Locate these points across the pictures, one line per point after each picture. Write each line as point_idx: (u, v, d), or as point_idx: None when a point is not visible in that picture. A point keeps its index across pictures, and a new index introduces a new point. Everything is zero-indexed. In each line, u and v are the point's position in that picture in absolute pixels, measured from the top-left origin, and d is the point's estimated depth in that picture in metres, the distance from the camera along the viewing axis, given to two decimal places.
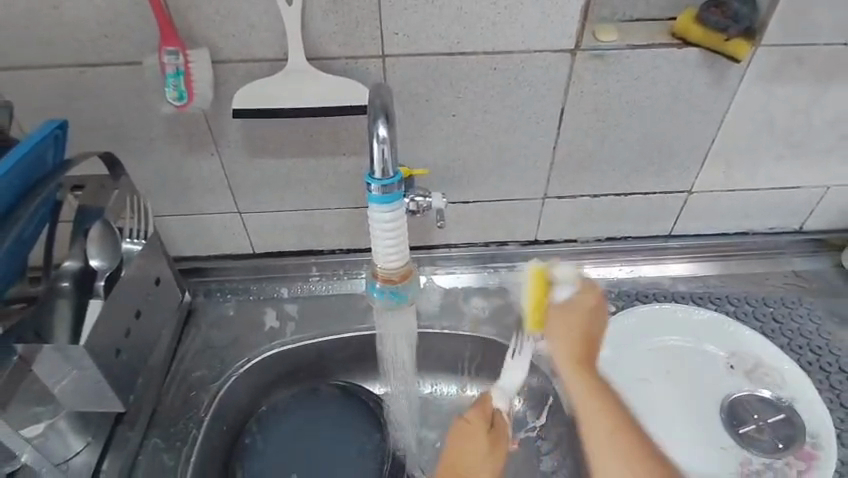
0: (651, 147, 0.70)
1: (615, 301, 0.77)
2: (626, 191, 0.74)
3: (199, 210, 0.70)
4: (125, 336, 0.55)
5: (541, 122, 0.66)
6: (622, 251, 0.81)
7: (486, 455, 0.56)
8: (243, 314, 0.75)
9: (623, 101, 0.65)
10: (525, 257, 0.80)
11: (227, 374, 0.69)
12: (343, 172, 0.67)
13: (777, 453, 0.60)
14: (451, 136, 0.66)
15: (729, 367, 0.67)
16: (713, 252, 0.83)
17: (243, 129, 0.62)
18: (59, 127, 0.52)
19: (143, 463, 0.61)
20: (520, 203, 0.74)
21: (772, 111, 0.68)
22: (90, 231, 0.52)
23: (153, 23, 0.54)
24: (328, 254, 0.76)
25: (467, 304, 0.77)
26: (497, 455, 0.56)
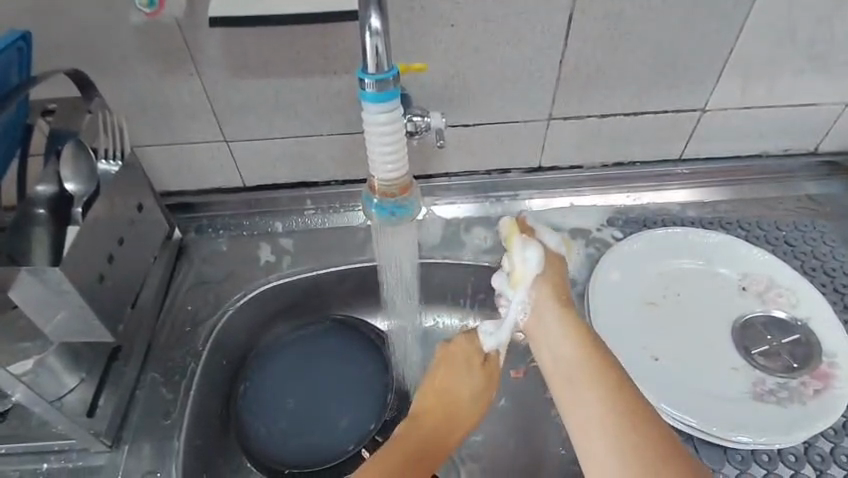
0: (664, 59, 0.65)
1: (622, 228, 0.74)
2: (636, 110, 0.70)
3: (182, 138, 0.65)
4: (108, 262, 0.51)
5: (548, 31, 0.61)
6: (630, 177, 0.78)
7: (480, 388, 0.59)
8: (237, 249, 0.72)
9: (637, 5, 0.60)
10: (528, 185, 0.77)
11: (223, 308, 0.67)
12: (334, 92, 0.63)
13: (793, 372, 0.58)
14: (449, 49, 0.61)
15: (741, 289, 0.65)
16: (725, 177, 0.80)
17: (224, 43, 0.57)
18: (23, 39, 0.48)
19: (142, 396, 0.60)
20: (524, 125, 0.70)
21: (797, 17, 0.63)
22: (62, 151, 0.49)
23: None
24: (322, 185, 0.73)
25: (468, 233, 0.74)
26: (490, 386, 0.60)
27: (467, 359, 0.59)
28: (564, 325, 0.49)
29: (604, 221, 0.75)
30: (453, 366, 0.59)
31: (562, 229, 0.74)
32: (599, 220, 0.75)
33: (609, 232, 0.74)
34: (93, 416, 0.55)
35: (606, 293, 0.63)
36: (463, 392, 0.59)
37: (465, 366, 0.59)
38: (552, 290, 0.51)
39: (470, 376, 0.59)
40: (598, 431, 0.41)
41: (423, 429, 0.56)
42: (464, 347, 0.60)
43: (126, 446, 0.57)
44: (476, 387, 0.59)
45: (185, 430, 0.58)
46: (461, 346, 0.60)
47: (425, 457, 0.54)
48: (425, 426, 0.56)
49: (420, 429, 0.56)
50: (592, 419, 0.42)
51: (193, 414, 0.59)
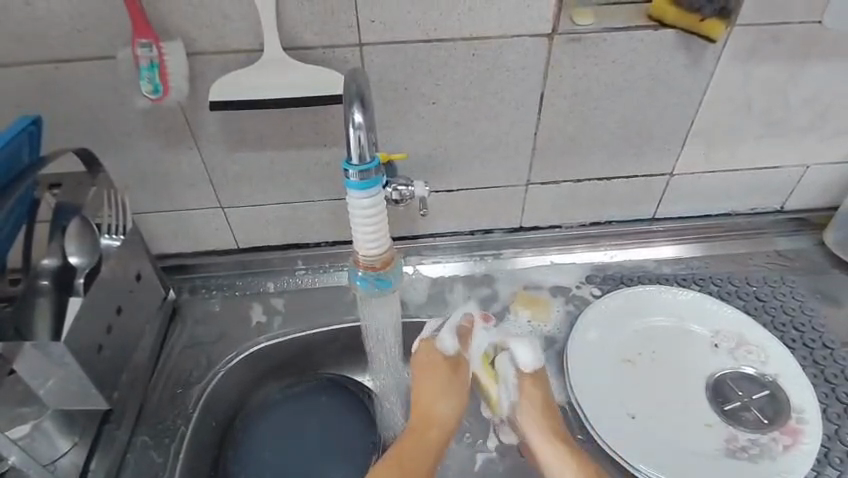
0: (631, 130, 0.70)
1: (600, 285, 0.78)
2: (608, 175, 0.75)
3: (180, 206, 0.69)
4: (107, 333, 0.54)
5: (522, 107, 0.66)
6: (607, 235, 0.82)
7: (448, 388, 0.65)
8: (229, 310, 0.74)
9: (602, 84, 0.65)
10: (510, 244, 0.80)
11: (215, 369, 0.69)
12: (324, 163, 0.67)
13: (763, 428, 0.60)
14: (431, 123, 0.66)
15: (713, 346, 0.68)
16: (697, 234, 0.84)
17: (222, 122, 0.62)
18: (33, 123, 0.51)
19: (132, 460, 0.60)
20: (503, 189, 0.74)
21: (750, 91, 0.69)
22: (67, 227, 0.52)
23: (124, 16, 0.53)
24: (313, 246, 0.76)
25: (453, 292, 0.77)
26: (457, 387, 0.65)
27: (442, 376, 0.65)
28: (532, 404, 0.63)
29: (583, 278, 0.78)
30: (429, 384, 0.64)
31: (542, 286, 0.78)
32: (578, 278, 0.78)
33: (587, 289, 0.77)
34: None
35: (585, 351, 0.66)
36: (440, 396, 0.64)
37: (445, 385, 0.65)
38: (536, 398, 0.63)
39: (451, 405, 0.64)
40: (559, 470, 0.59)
41: (416, 453, 0.60)
42: (438, 362, 0.66)
43: None
44: (452, 392, 0.65)
45: None
46: (431, 363, 0.66)
47: (423, 451, 0.61)
48: (416, 429, 0.62)
49: (413, 434, 0.62)
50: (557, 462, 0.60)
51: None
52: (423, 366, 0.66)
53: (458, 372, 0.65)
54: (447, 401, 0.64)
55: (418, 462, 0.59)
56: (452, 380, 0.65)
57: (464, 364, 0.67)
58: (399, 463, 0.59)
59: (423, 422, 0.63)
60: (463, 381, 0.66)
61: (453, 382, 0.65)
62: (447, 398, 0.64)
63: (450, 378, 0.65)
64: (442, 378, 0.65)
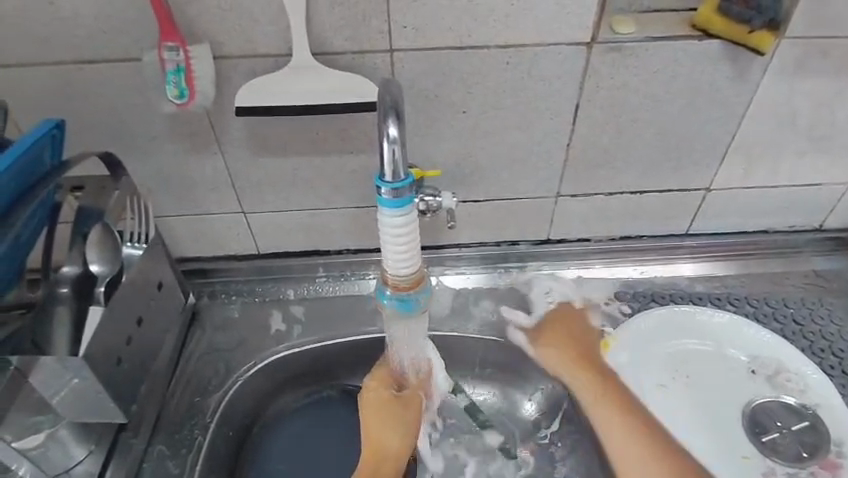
0: (668, 143, 0.67)
1: (630, 302, 0.75)
2: (641, 189, 0.72)
3: (202, 210, 0.68)
4: (126, 343, 0.52)
5: (555, 118, 0.63)
6: (637, 250, 0.79)
7: (399, 418, 0.67)
8: (248, 316, 0.73)
9: (640, 95, 0.62)
10: (535, 257, 0.78)
11: (233, 378, 0.68)
12: (349, 171, 0.65)
13: (801, 462, 0.58)
14: (461, 132, 0.64)
15: (750, 372, 0.65)
16: (731, 251, 0.80)
17: (247, 127, 0.61)
18: (57, 127, 0.49)
19: (148, 470, 0.59)
20: (532, 201, 0.72)
21: (796, 106, 0.66)
22: (88, 235, 0.50)
23: (152, 18, 0.52)
24: (335, 253, 0.75)
25: (477, 305, 0.74)
26: (409, 417, 0.67)
27: (394, 406, 0.67)
28: (596, 391, 0.65)
29: (612, 295, 0.76)
30: (383, 418, 0.66)
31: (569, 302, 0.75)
32: (607, 294, 0.76)
33: (616, 306, 0.74)
34: None
35: None
36: (389, 434, 0.66)
37: (391, 419, 0.66)
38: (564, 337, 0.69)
39: (401, 433, 0.66)
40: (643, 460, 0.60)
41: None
42: (375, 400, 0.68)
43: None
44: (396, 427, 0.66)
45: None
46: (376, 399, 0.68)
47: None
48: (368, 466, 0.63)
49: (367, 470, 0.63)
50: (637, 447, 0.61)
51: None
52: (370, 405, 0.68)
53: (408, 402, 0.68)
54: (397, 431, 0.66)
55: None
56: (396, 414, 0.67)
57: (409, 394, 0.68)
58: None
59: (372, 459, 0.64)
60: (413, 414, 0.67)
61: (398, 415, 0.67)
62: (398, 430, 0.66)
63: (396, 411, 0.67)
64: (387, 414, 0.67)
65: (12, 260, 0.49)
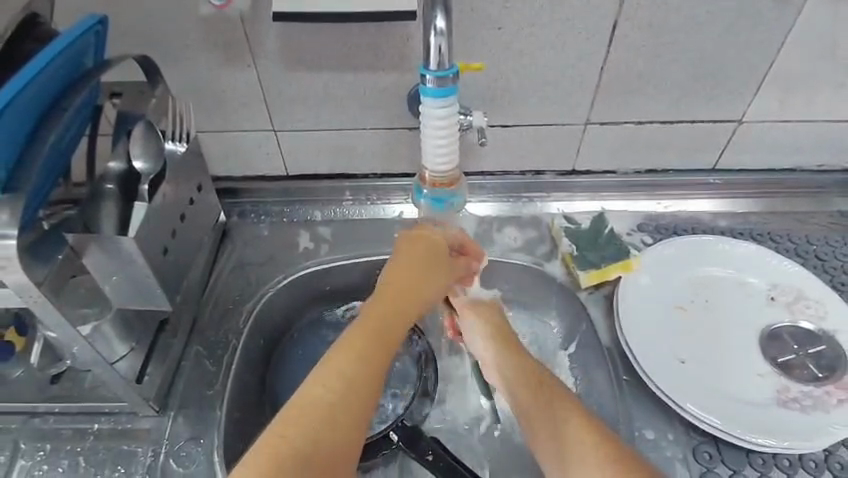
0: (703, 70, 0.66)
1: (653, 234, 0.76)
2: (672, 119, 0.71)
3: (234, 126, 0.69)
4: (171, 237, 0.55)
5: (591, 39, 0.62)
6: (662, 185, 0.79)
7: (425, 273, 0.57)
8: (277, 235, 0.75)
9: (680, 16, 0.61)
10: (559, 188, 0.78)
11: (264, 290, 0.70)
12: (381, 89, 0.65)
13: (817, 381, 0.59)
14: (495, 50, 0.63)
15: (770, 299, 0.66)
16: (758, 190, 0.80)
17: (281, 38, 0.60)
18: (101, 23, 0.48)
19: (187, 368, 0.63)
20: (560, 128, 0.71)
21: (837, 35, 0.64)
22: (133, 131, 0.52)
23: None
24: (361, 177, 0.76)
25: (500, 233, 0.75)
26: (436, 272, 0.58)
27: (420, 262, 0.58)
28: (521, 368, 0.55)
29: (634, 227, 0.76)
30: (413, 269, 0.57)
31: None
32: (629, 226, 0.76)
33: (638, 238, 0.75)
34: (141, 383, 0.57)
35: (635, 294, 0.65)
36: (418, 280, 0.57)
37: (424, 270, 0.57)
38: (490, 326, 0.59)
39: (432, 284, 0.57)
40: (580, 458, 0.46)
41: (381, 332, 0.51)
42: (423, 244, 0.59)
43: (172, 412, 0.60)
44: (432, 277, 0.58)
45: (227, 401, 0.61)
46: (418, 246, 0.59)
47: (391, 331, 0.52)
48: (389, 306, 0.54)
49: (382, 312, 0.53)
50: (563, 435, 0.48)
51: (234, 387, 0.62)
52: (407, 247, 0.59)
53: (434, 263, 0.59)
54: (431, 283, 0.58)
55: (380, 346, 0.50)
56: (433, 269, 0.58)
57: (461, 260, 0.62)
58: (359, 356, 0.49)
59: (400, 301, 0.55)
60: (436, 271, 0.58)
61: (440, 270, 0.59)
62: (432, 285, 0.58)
63: (428, 264, 0.58)
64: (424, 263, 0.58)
65: (54, 162, 0.46)
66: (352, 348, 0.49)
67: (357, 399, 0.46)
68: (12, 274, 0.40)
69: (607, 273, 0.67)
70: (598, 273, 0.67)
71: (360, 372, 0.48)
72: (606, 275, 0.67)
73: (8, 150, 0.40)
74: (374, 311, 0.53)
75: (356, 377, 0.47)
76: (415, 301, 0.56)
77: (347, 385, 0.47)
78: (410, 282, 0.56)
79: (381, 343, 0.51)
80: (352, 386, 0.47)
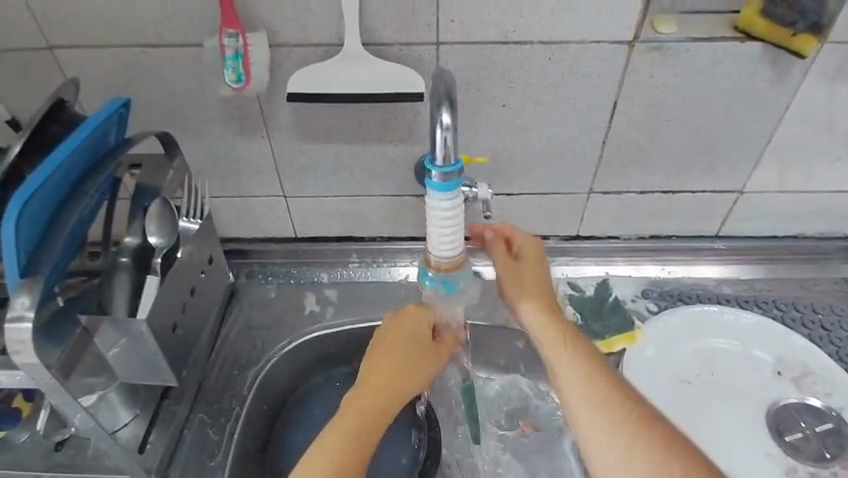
0: (703, 143, 0.68)
1: (657, 301, 0.75)
2: (674, 189, 0.73)
3: (246, 193, 0.71)
4: (181, 311, 0.55)
5: (593, 115, 0.64)
6: (667, 250, 0.79)
7: (414, 347, 0.55)
8: (284, 297, 0.76)
9: (679, 95, 0.63)
10: (564, 252, 0.79)
11: (269, 356, 0.70)
12: (389, 159, 0.67)
13: (824, 462, 0.60)
14: (500, 127, 0.65)
15: (776, 373, 0.66)
16: (762, 255, 0.80)
17: (294, 114, 0.63)
18: (124, 106, 0.50)
19: (189, 436, 0.62)
20: (564, 196, 0.73)
21: (834, 113, 0.66)
22: (149, 208, 0.53)
23: (213, 5, 0.54)
24: (368, 240, 0.77)
25: (505, 297, 0.76)
26: (424, 345, 0.56)
27: (405, 333, 0.55)
28: (558, 334, 0.51)
29: (639, 293, 0.76)
30: (396, 331, 0.55)
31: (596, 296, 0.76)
32: (634, 292, 0.76)
33: (642, 304, 0.75)
34: (142, 453, 0.57)
35: (641, 369, 0.66)
36: (403, 368, 0.54)
37: (404, 345, 0.54)
38: (515, 271, 0.56)
39: (410, 344, 0.55)
40: (611, 453, 0.45)
41: (364, 415, 0.50)
42: (412, 321, 0.56)
43: None
44: (419, 365, 0.55)
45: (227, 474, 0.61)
46: (409, 322, 0.56)
47: (377, 413, 0.51)
48: (372, 392, 0.52)
49: (361, 394, 0.52)
50: (607, 441, 0.45)
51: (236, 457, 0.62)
52: (395, 327, 0.55)
53: (414, 319, 0.56)
54: (413, 356, 0.55)
55: (362, 432, 0.49)
56: (416, 346, 0.55)
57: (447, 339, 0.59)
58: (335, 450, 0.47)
59: (386, 377, 0.53)
60: (418, 334, 0.56)
61: (427, 353, 0.56)
62: (408, 344, 0.55)
63: (408, 347, 0.55)
64: (410, 348, 0.55)
65: (74, 239, 0.48)
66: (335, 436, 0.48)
67: None
68: (26, 358, 0.41)
69: (612, 342, 0.67)
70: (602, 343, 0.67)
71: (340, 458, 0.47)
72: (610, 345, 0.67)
73: (30, 234, 0.42)
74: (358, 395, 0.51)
75: (335, 460, 0.47)
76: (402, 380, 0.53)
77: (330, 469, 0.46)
78: (394, 348, 0.54)
79: (360, 429, 0.49)
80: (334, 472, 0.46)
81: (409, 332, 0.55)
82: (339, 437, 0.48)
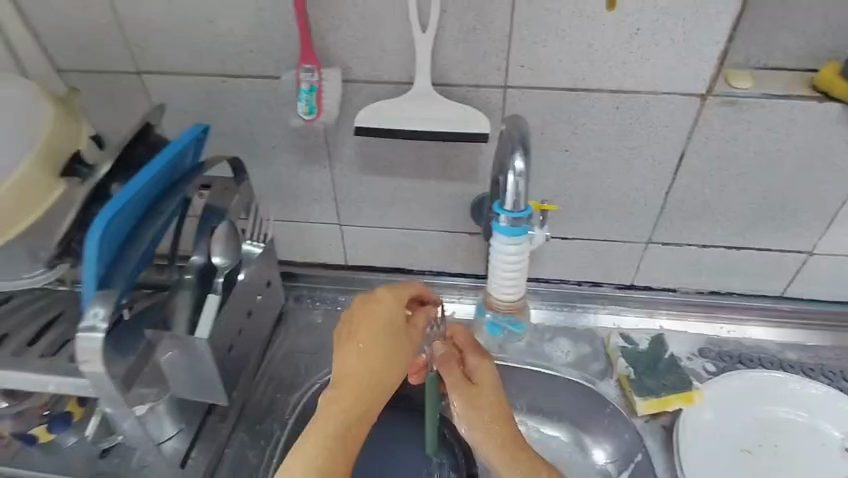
0: (772, 200, 0.66)
1: (715, 361, 0.72)
2: (737, 245, 0.70)
3: (304, 218, 0.72)
4: (237, 333, 0.57)
5: (658, 165, 0.63)
6: (727, 308, 0.76)
7: (391, 341, 0.54)
8: (330, 323, 0.76)
9: (749, 150, 0.61)
10: (617, 302, 0.76)
11: (312, 382, 0.70)
12: (445, 195, 0.68)
13: None
14: (561, 171, 0.65)
15: (844, 451, 0.63)
16: (831, 322, 0.75)
17: (358, 146, 0.64)
18: (203, 131, 0.53)
19: (230, 456, 0.62)
20: (621, 245, 0.71)
21: None
22: (217, 229, 0.54)
23: (293, 41, 0.56)
24: (417, 273, 0.77)
25: (552, 343, 0.74)
26: (400, 333, 0.55)
27: (372, 328, 0.54)
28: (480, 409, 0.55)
29: (695, 350, 0.73)
30: (362, 316, 0.55)
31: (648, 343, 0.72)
32: (690, 349, 0.73)
33: (700, 363, 0.72)
34: (184, 467, 0.59)
35: (698, 432, 0.64)
36: (378, 366, 0.53)
37: (386, 336, 0.54)
38: (464, 342, 0.58)
39: (378, 339, 0.54)
40: None
41: (332, 417, 0.49)
42: (383, 305, 0.56)
43: None
44: (392, 362, 0.54)
45: None
46: (374, 309, 0.55)
47: (358, 405, 0.51)
48: (350, 397, 0.51)
49: (335, 396, 0.51)
50: None
51: None
52: (362, 316, 0.55)
53: (378, 306, 0.55)
54: (382, 333, 0.54)
55: (351, 421, 0.50)
56: (397, 333, 0.55)
57: (420, 315, 0.58)
58: (325, 453, 0.47)
59: (366, 385, 0.52)
60: (384, 320, 0.55)
61: (397, 330, 0.55)
62: (381, 342, 0.54)
63: (400, 336, 0.55)
64: (383, 327, 0.54)
65: (147, 255, 0.49)
66: (316, 440, 0.48)
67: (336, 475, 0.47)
68: (94, 368, 0.43)
69: (670, 399, 0.64)
70: (659, 400, 0.64)
71: (324, 457, 0.47)
72: (667, 402, 0.64)
73: (109, 250, 0.44)
74: (332, 397, 0.51)
75: (322, 464, 0.47)
76: (369, 382, 0.52)
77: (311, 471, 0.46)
78: (368, 340, 0.53)
79: (348, 421, 0.50)
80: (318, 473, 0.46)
81: (382, 327, 0.54)
82: (318, 431, 0.48)
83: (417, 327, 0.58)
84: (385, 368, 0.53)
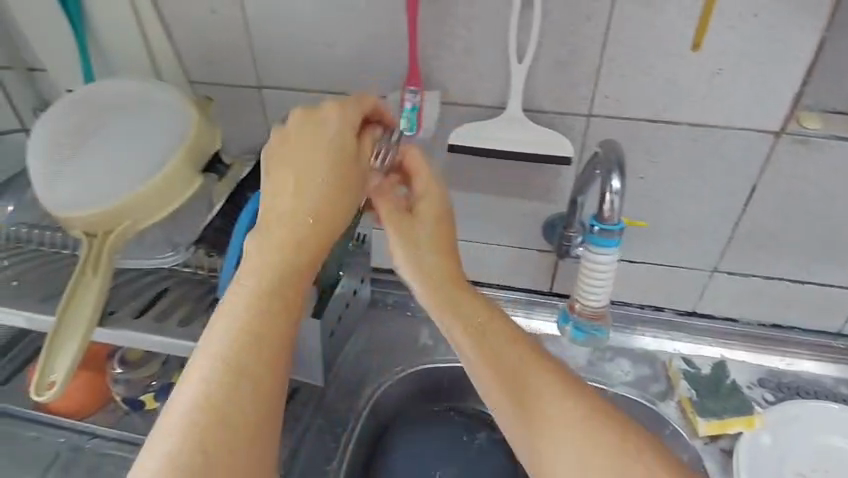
0: (840, 238, 0.68)
1: (774, 391, 0.74)
2: (803, 279, 0.72)
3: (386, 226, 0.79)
4: (336, 321, 0.65)
5: (728, 196, 0.67)
6: (785, 341, 0.77)
7: (322, 194, 0.50)
8: (400, 325, 0.82)
9: (820, 188, 0.64)
10: (678, 328, 0.79)
11: (385, 378, 0.76)
12: (521, 213, 0.73)
13: None
14: (633, 196, 0.69)
15: None
16: None
17: (446, 162, 0.70)
18: None
19: (309, 438, 0.68)
20: (685, 271, 0.74)
21: None
22: None
23: (401, 65, 0.63)
24: (485, 285, 0.82)
25: (612, 363, 0.76)
26: (339, 195, 0.51)
27: (318, 160, 0.50)
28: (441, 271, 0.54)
29: (754, 380, 0.75)
30: (302, 143, 0.51)
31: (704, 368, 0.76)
32: (749, 379, 0.75)
33: (759, 393, 0.73)
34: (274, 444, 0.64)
35: (757, 455, 0.66)
36: (322, 225, 0.50)
37: (338, 159, 0.51)
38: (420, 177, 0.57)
39: (320, 175, 0.50)
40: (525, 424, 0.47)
41: (282, 287, 0.47)
42: (327, 130, 0.51)
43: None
44: (335, 213, 0.50)
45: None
46: (322, 130, 0.51)
47: (287, 282, 0.47)
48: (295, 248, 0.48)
49: (279, 260, 0.47)
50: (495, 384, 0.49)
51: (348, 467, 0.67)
52: (304, 136, 0.51)
53: (320, 131, 0.51)
54: (312, 195, 0.50)
55: (294, 295, 0.47)
56: (337, 191, 0.51)
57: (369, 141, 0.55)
58: (266, 327, 0.45)
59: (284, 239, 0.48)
60: (329, 140, 0.51)
61: (343, 190, 0.51)
62: (313, 182, 0.50)
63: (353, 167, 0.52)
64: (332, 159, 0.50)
65: None
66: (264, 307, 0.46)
67: (280, 333, 0.45)
68: None
69: (730, 422, 0.67)
70: (720, 422, 0.67)
71: (268, 332, 0.45)
72: (728, 425, 0.67)
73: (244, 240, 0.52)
74: (270, 265, 0.47)
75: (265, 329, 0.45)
76: (306, 244, 0.49)
77: (263, 333, 0.44)
78: (303, 171, 0.50)
79: (291, 291, 0.47)
80: (265, 335, 0.44)
81: (323, 143, 0.51)
82: (270, 304, 0.46)
83: (365, 159, 0.53)
84: (315, 216, 0.49)
